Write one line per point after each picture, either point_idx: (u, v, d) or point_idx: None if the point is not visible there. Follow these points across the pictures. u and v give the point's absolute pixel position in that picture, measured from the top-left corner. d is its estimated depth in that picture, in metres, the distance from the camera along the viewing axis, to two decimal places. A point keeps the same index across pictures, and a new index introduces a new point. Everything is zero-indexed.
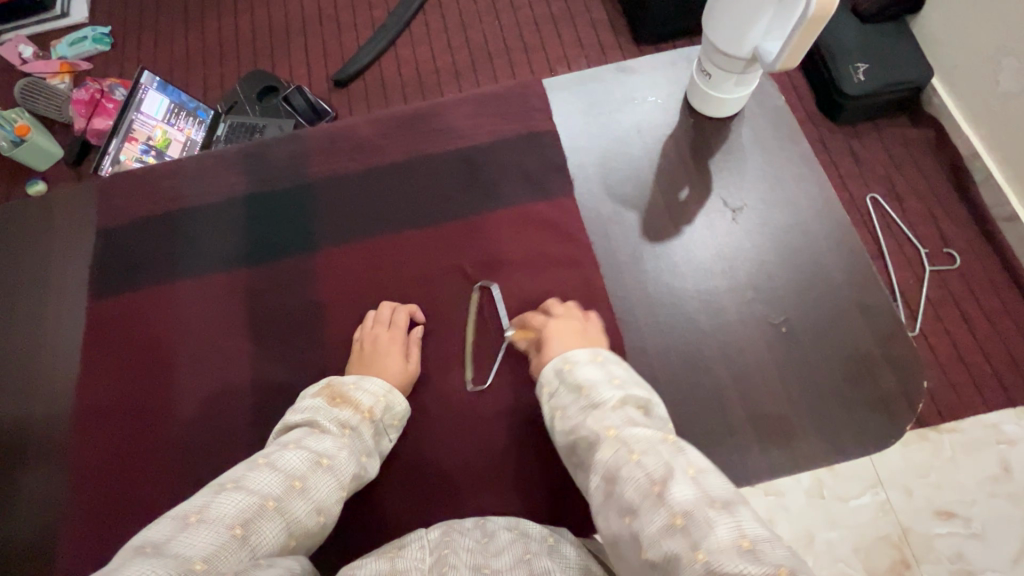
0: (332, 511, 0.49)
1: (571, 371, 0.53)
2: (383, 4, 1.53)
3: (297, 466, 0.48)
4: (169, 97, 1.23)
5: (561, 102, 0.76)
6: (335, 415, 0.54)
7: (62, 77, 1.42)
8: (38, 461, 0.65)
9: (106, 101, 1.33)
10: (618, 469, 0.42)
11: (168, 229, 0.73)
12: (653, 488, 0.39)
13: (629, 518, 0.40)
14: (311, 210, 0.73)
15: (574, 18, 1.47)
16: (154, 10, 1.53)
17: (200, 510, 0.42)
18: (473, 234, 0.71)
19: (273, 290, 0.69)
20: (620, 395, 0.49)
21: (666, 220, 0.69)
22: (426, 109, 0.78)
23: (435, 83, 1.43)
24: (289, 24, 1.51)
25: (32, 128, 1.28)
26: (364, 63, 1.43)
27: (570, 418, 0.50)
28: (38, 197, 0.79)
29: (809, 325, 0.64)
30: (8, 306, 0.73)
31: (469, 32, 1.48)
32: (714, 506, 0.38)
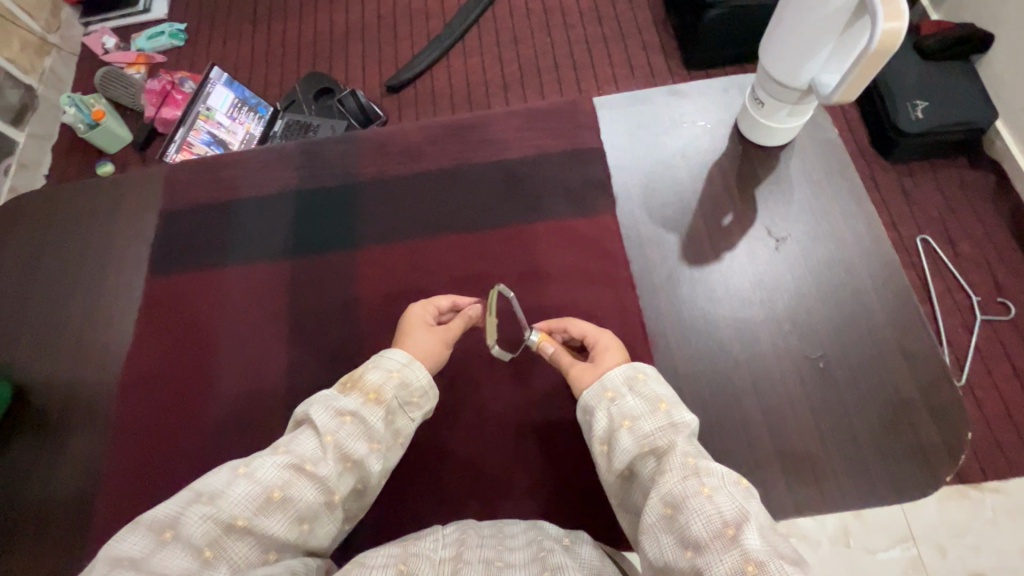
0: (320, 519, 0.46)
1: (645, 382, 0.50)
2: (439, 15, 1.58)
3: (278, 474, 0.45)
4: (234, 92, 1.31)
5: (608, 121, 0.78)
6: (335, 403, 0.49)
7: (137, 67, 1.52)
8: (85, 424, 0.69)
9: (176, 92, 1.43)
10: (686, 499, 0.41)
11: (223, 217, 0.77)
12: (726, 530, 0.39)
13: (691, 553, 0.39)
14: (358, 208, 0.76)
15: (624, 40, 1.49)
16: (226, 11, 1.62)
17: (172, 525, 0.41)
18: (510, 243, 0.71)
19: (315, 281, 0.72)
20: (692, 419, 0.47)
21: (705, 245, 0.68)
22: (474, 118, 0.80)
23: (483, 94, 1.47)
24: (349, 29, 1.58)
25: (107, 114, 1.38)
26: (417, 71, 1.48)
27: (644, 431, 0.47)
28: (106, 176, 0.84)
29: (847, 366, 0.62)
30: (71, 275, 0.77)
31: (520, 47, 1.51)
32: (786, 561, 0.37)
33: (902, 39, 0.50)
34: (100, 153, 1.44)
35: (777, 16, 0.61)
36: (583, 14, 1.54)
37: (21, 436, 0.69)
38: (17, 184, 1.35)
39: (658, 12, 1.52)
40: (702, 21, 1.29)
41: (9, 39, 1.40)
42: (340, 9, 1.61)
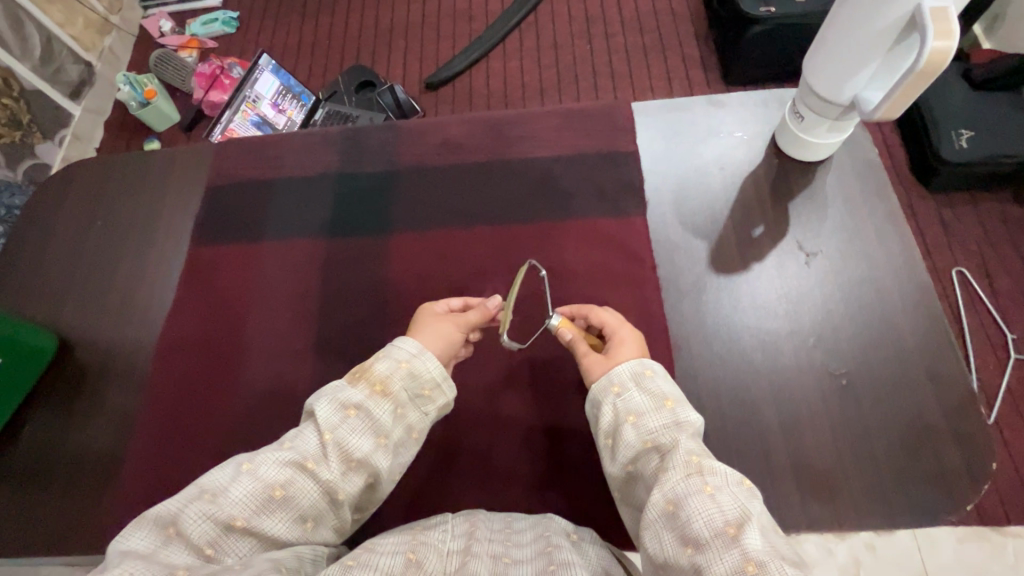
0: (323, 517, 0.46)
1: (652, 378, 0.51)
2: (482, 17, 1.61)
3: (281, 472, 0.45)
4: (280, 80, 1.36)
5: (645, 127, 0.78)
6: (343, 394, 0.49)
7: (189, 50, 1.59)
8: (120, 380, 0.71)
9: (224, 77, 1.50)
10: (687, 496, 0.42)
11: (264, 193, 0.80)
12: (727, 530, 0.39)
13: (692, 550, 0.39)
14: (393, 196, 0.77)
15: (663, 52, 1.50)
16: (278, 2, 1.68)
17: (174, 522, 0.41)
18: (539, 239, 0.72)
19: (348, 261, 0.74)
20: (696, 419, 0.48)
21: (734, 254, 0.68)
22: (512, 117, 0.81)
23: (520, 97, 1.49)
24: (394, 26, 1.62)
25: (158, 94, 1.44)
26: (457, 71, 1.51)
27: (649, 428, 0.48)
28: (155, 149, 0.87)
29: (871, 386, 0.61)
30: (116, 238, 0.80)
31: (560, 53, 1.53)
32: (787, 563, 0.37)
33: (951, 58, 0.49)
34: (149, 130, 1.50)
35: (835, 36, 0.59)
36: (625, 24, 1.55)
37: (41, 409, 0.71)
38: (69, 154, 1.42)
39: (700, 27, 1.52)
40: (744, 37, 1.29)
41: (75, 17, 1.47)
42: (387, 7, 1.65)
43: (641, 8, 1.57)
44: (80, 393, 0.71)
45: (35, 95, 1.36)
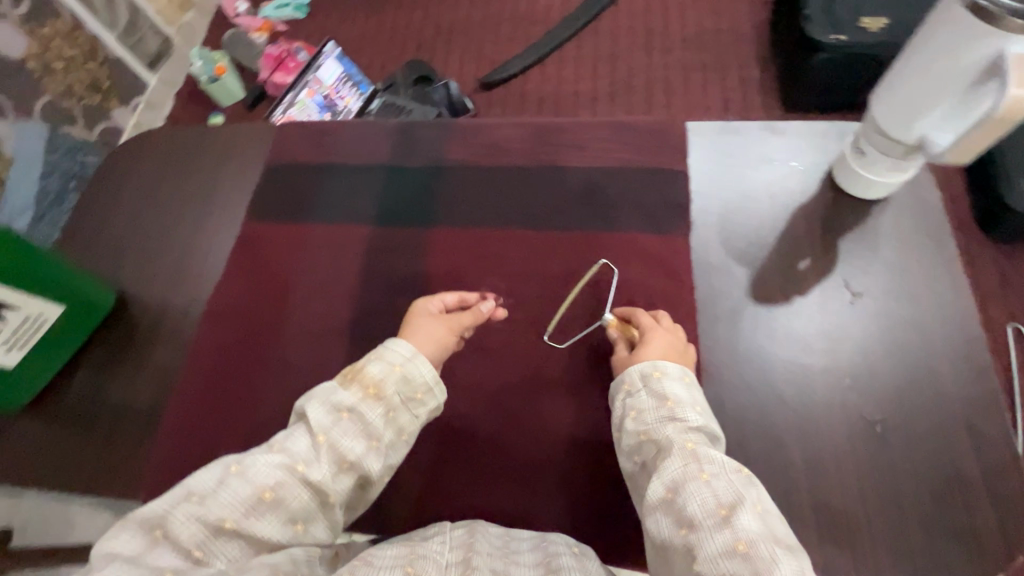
0: (313, 519, 0.48)
1: (658, 379, 0.54)
2: (542, 22, 1.62)
3: (271, 474, 0.47)
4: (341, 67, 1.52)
5: (698, 144, 0.77)
6: (335, 396, 0.52)
7: (261, 33, 1.67)
8: (169, 339, 0.75)
9: (290, 61, 1.57)
10: (686, 483, 0.46)
11: (316, 175, 0.82)
12: (719, 511, 0.44)
13: (686, 530, 0.44)
14: (439, 190, 0.78)
15: (720, 72, 1.49)
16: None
17: (162, 524, 0.44)
18: (578, 247, 0.72)
19: (388, 248, 0.75)
20: (697, 418, 0.52)
21: (775, 284, 0.67)
22: (565, 122, 0.81)
23: (571, 105, 1.50)
24: (455, 25, 1.66)
25: (228, 71, 1.55)
26: (511, 73, 1.54)
27: (647, 421, 0.52)
28: (221, 125, 0.91)
29: (906, 435, 0.59)
30: (176, 205, 0.85)
31: (616, 64, 1.53)
32: (778, 546, 0.42)
33: None
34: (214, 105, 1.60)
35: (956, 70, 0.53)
36: (685, 41, 1.54)
37: (90, 359, 0.75)
38: (141, 121, 1.54)
39: (762, 49, 1.50)
40: (809, 63, 1.27)
41: None
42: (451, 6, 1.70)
43: (705, 25, 1.55)
44: (130, 346, 0.75)
45: (117, 64, 1.48)
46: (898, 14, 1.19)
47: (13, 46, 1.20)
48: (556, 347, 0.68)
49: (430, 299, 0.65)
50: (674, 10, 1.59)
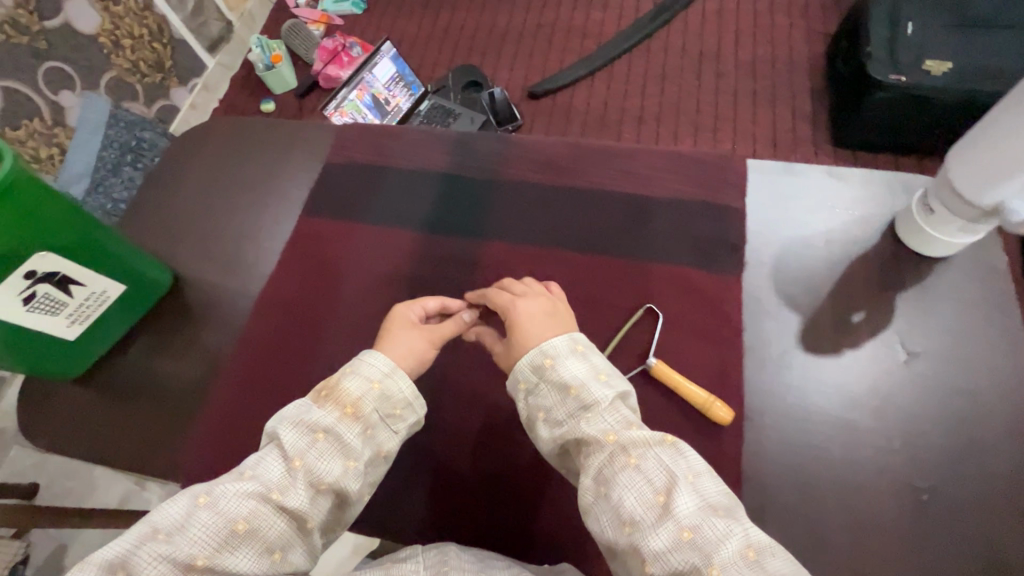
0: (289, 546, 0.52)
1: (552, 367, 0.57)
2: (596, 38, 1.77)
3: (244, 505, 0.51)
4: (395, 67, 1.61)
5: (757, 183, 0.76)
6: (313, 417, 0.56)
7: (318, 25, 1.90)
8: (218, 326, 0.77)
9: (344, 55, 1.79)
10: (618, 477, 0.51)
11: (372, 179, 0.83)
12: (658, 499, 0.49)
13: (629, 528, 0.49)
14: (491, 204, 0.78)
15: (762, 104, 1.56)
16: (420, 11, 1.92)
17: (128, 565, 0.47)
18: (627, 277, 0.71)
19: (436, 258, 0.76)
20: (603, 396, 0.55)
21: (826, 334, 0.66)
22: (624, 148, 0.80)
23: (615, 125, 1.62)
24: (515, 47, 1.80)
25: (283, 60, 1.72)
26: (560, 85, 1.68)
27: (558, 419, 0.56)
28: (283, 120, 0.93)
29: (954, 507, 0.57)
30: (234, 195, 0.87)
31: (663, 88, 1.64)
32: (716, 516, 0.48)
33: None
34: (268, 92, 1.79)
35: (1007, 139, 0.55)
36: (737, 66, 1.63)
37: (141, 336, 0.77)
38: (197, 101, 1.70)
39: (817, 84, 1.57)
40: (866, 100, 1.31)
41: None
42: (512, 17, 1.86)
43: (751, 61, 1.63)
44: (179, 329, 0.77)
45: (179, 44, 1.60)
46: (961, 63, 1.24)
47: (86, 23, 1.32)
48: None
49: (414, 304, 0.67)
50: (723, 47, 1.67)
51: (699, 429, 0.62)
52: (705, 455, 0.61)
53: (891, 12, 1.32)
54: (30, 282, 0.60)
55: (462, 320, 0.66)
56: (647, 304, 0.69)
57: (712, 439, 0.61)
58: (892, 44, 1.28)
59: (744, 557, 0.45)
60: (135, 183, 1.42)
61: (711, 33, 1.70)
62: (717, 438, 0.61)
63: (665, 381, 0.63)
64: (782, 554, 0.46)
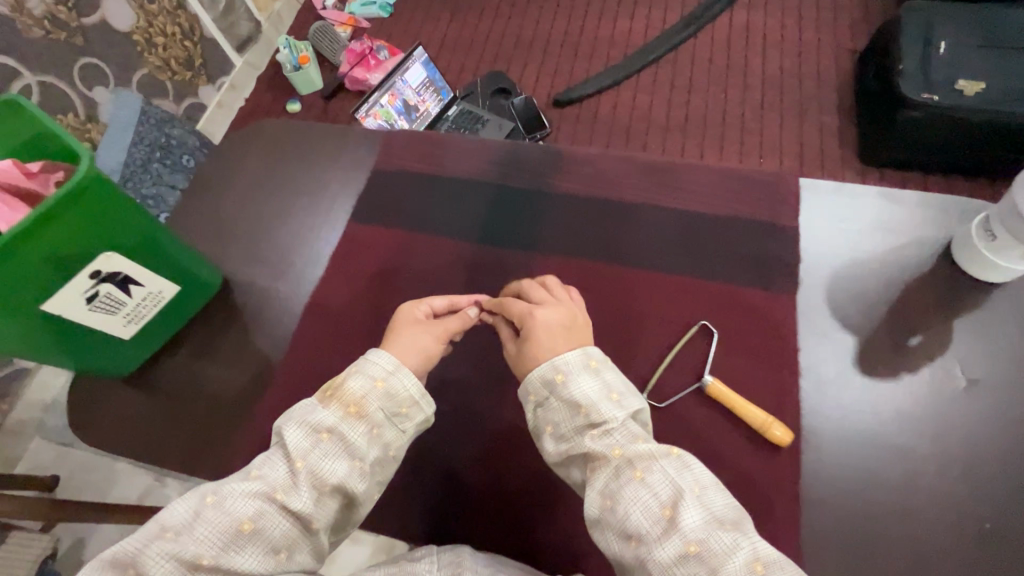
0: (294, 546, 0.54)
1: (564, 382, 0.58)
2: (621, 48, 1.78)
3: (248, 505, 0.53)
4: (427, 72, 1.62)
5: (810, 203, 0.76)
6: (317, 418, 0.58)
7: (345, 27, 1.95)
8: (267, 329, 0.77)
9: (370, 58, 1.82)
10: (623, 492, 0.52)
11: (422, 187, 0.84)
12: (664, 513, 0.51)
13: (636, 542, 0.50)
14: (542, 216, 0.78)
15: (790, 119, 1.57)
16: (449, 20, 1.94)
17: (135, 563, 0.50)
18: (680, 294, 0.71)
19: (487, 269, 0.76)
20: (614, 413, 0.57)
21: (883, 357, 0.66)
22: (675, 163, 0.80)
23: (642, 135, 1.63)
24: (543, 55, 1.82)
25: (310, 62, 1.77)
26: (584, 94, 1.70)
27: (564, 434, 0.58)
28: (331, 125, 0.94)
29: (1017, 537, 0.57)
30: (282, 198, 0.88)
31: (690, 100, 1.65)
32: (723, 530, 0.49)
33: None
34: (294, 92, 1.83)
35: None
36: (761, 82, 1.63)
37: (190, 337, 0.77)
38: (223, 99, 1.74)
39: (844, 101, 1.57)
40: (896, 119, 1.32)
41: None
42: (538, 25, 1.88)
43: (779, 76, 1.63)
44: (229, 331, 0.78)
45: (210, 42, 1.66)
46: (996, 83, 1.24)
47: (121, 23, 1.39)
48: (656, 406, 0.65)
49: (418, 303, 0.69)
50: (752, 61, 1.68)
51: (759, 452, 0.62)
52: (765, 479, 0.60)
53: (925, 29, 1.32)
54: (95, 282, 0.61)
55: (466, 314, 0.69)
56: (700, 321, 0.69)
57: (772, 463, 0.61)
58: (925, 62, 1.29)
59: (752, 572, 0.46)
60: (165, 179, 1.47)
61: (735, 47, 1.71)
62: (775, 460, 0.61)
63: (720, 401, 0.64)
64: (789, 565, 0.47)
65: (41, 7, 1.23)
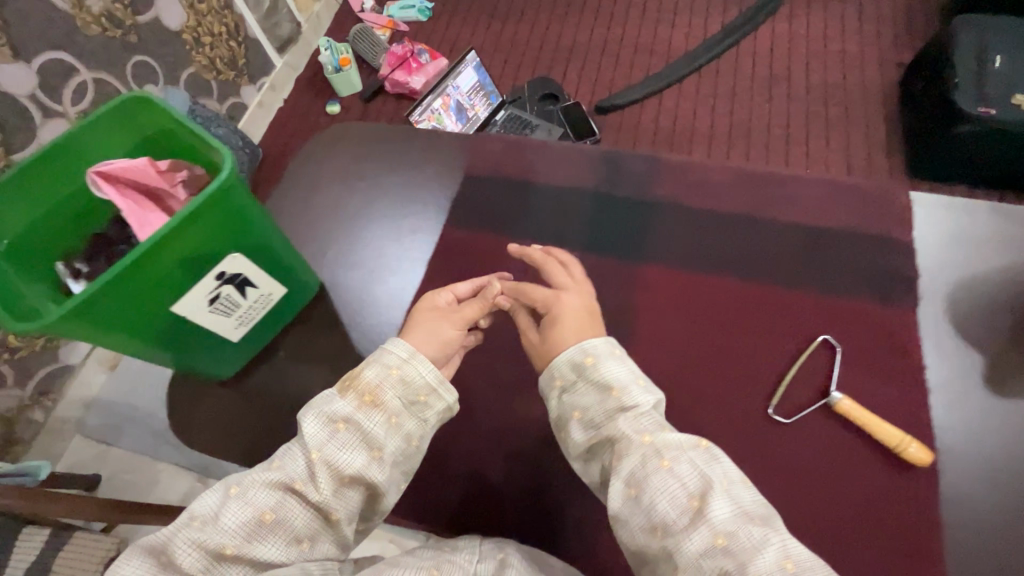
0: (315, 534, 0.56)
1: (593, 365, 0.60)
2: (662, 56, 1.77)
3: (269, 496, 0.54)
4: (478, 77, 1.59)
5: (925, 216, 0.74)
6: (332, 408, 0.57)
7: (384, 30, 1.93)
8: (367, 332, 0.76)
9: (411, 61, 1.79)
10: (651, 480, 0.53)
11: (520, 193, 0.83)
12: (692, 503, 0.52)
13: (661, 532, 0.52)
14: (647, 224, 0.78)
15: (842, 129, 1.55)
16: (492, 25, 1.93)
17: (168, 551, 0.52)
18: (798, 306, 0.70)
19: (593, 276, 0.75)
20: (640, 400, 0.58)
21: (1014, 375, 0.64)
22: (778, 174, 0.79)
23: (686, 142, 1.61)
24: (586, 61, 1.80)
25: (351, 64, 1.76)
26: (628, 100, 1.68)
27: (595, 419, 0.59)
28: (418, 128, 0.93)
29: None
30: (373, 200, 0.87)
31: (735, 107, 1.63)
32: (752, 524, 0.50)
33: None
34: (331, 94, 1.81)
35: None
36: (805, 92, 1.62)
37: (288, 339, 0.76)
38: (263, 99, 1.71)
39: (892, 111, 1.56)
40: (952, 132, 1.30)
41: None
42: (576, 31, 1.87)
43: (827, 85, 1.62)
44: (328, 333, 0.76)
45: (253, 43, 1.63)
46: None
47: (172, 19, 1.37)
48: (781, 422, 0.64)
49: (442, 291, 0.69)
50: (799, 71, 1.66)
51: (894, 471, 0.61)
52: (905, 499, 0.59)
53: (977, 44, 1.32)
54: (220, 283, 0.60)
55: (485, 297, 0.67)
56: (820, 335, 0.68)
57: (909, 483, 0.60)
58: (980, 76, 1.29)
59: (782, 569, 0.47)
60: None
61: (777, 58, 1.69)
62: (910, 477, 0.60)
63: (846, 417, 0.63)
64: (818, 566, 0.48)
65: (99, 4, 1.20)
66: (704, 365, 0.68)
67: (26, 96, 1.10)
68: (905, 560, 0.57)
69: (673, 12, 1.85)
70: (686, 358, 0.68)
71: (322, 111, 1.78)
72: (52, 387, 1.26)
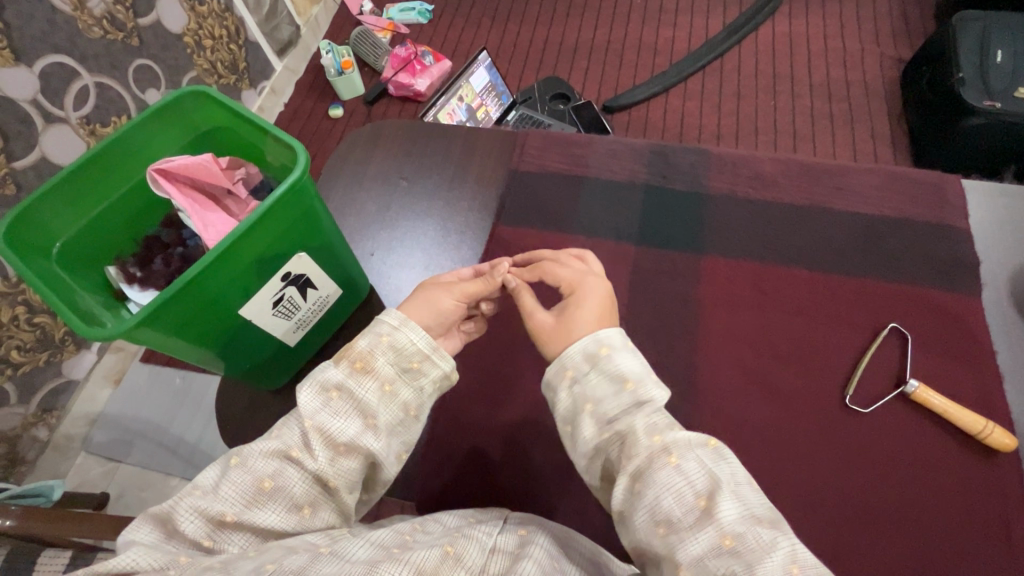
0: (315, 502, 0.50)
1: (607, 356, 0.53)
2: (668, 54, 1.76)
3: (268, 464, 0.49)
4: (489, 76, 1.53)
5: (978, 203, 0.77)
6: (326, 374, 0.51)
7: (385, 33, 1.90)
8: None
9: (416, 62, 1.75)
10: (658, 475, 0.47)
11: (571, 189, 0.81)
12: (698, 502, 0.46)
13: (664, 530, 0.46)
14: (703, 218, 0.77)
15: (852, 122, 1.56)
16: (497, 26, 1.91)
17: (169, 516, 0.47)
18: (865, 296, 0.69)
19: (654, 271, 0.73)
20: (656, 394, 0.51)
21: None
22: (830, 165, 0.79)
23: (695, 137, 1.60)
24: (593, 60, 1.79)
25: (352, 66, 1.71)
26: (636, 99, 1.66)
27: (608, 414, 0.51)
28: (459, 125, 0.91)
29: None
30: (417, 198, 0.84)
31: (742, 103, 1.63)
32: (760, 526, 0.45)
33: None
34: (335, 97, 1.77)
35: None
36: (813, 87, 1.63)
37: (343, 340, 0.73)
38: (264, 103, 1.66)
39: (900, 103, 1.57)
40: (955, 127, 1.32)
41: None
42: (580, 30, 1.85)
43: (834, 80, 1.63)
44: None
45: (252, 46, 1.57)
46: None
47: (174, 20, 1.29)
48: (861, 411, 0.63)
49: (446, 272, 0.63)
50: (805, 67, 1.66)
51: (979, 457, 0.61)
52: (992, 483, 0.59)
53: (979, 37, 1.34)
54: (284, 284, 0.58)
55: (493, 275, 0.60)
56: (890, 324, 0.67)
57: (996, 467, 0.60)
58: (982, 67, 1.30)
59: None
60: None
61: (782, 54, 1.69)
62: (994, 462, 0.60)
63: (925, 405, 0.63)
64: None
65: (101, 6, 1.11)
66: (780, 358, 0.66)
67: (27, 100, 1.00)
68: (1007, 547, 0.56)
69: (674, 10, 1.85)
70: (760, 351, 0.67)
71: (325, 113, 1.73)
72: (56, 402, 1.13)
